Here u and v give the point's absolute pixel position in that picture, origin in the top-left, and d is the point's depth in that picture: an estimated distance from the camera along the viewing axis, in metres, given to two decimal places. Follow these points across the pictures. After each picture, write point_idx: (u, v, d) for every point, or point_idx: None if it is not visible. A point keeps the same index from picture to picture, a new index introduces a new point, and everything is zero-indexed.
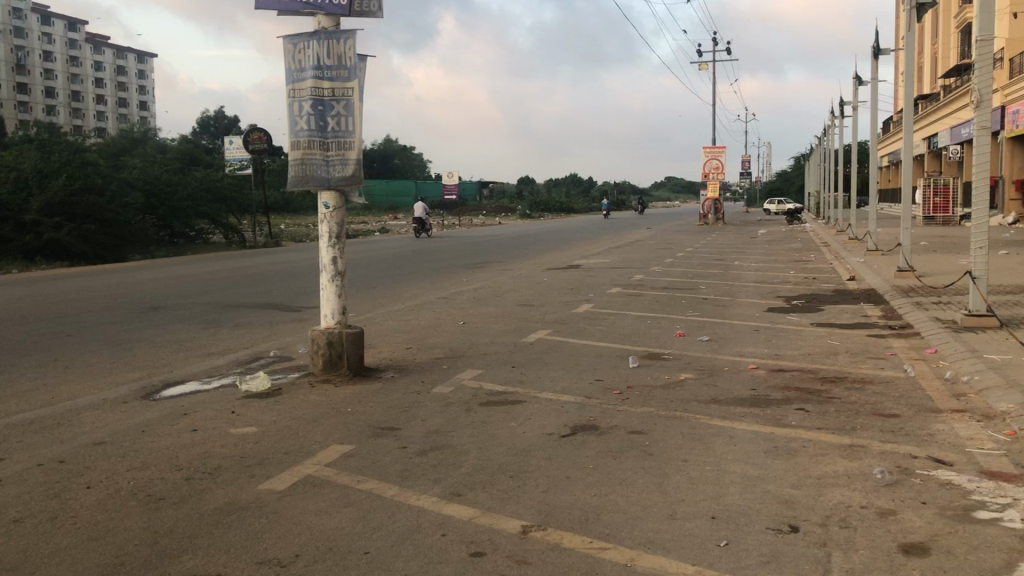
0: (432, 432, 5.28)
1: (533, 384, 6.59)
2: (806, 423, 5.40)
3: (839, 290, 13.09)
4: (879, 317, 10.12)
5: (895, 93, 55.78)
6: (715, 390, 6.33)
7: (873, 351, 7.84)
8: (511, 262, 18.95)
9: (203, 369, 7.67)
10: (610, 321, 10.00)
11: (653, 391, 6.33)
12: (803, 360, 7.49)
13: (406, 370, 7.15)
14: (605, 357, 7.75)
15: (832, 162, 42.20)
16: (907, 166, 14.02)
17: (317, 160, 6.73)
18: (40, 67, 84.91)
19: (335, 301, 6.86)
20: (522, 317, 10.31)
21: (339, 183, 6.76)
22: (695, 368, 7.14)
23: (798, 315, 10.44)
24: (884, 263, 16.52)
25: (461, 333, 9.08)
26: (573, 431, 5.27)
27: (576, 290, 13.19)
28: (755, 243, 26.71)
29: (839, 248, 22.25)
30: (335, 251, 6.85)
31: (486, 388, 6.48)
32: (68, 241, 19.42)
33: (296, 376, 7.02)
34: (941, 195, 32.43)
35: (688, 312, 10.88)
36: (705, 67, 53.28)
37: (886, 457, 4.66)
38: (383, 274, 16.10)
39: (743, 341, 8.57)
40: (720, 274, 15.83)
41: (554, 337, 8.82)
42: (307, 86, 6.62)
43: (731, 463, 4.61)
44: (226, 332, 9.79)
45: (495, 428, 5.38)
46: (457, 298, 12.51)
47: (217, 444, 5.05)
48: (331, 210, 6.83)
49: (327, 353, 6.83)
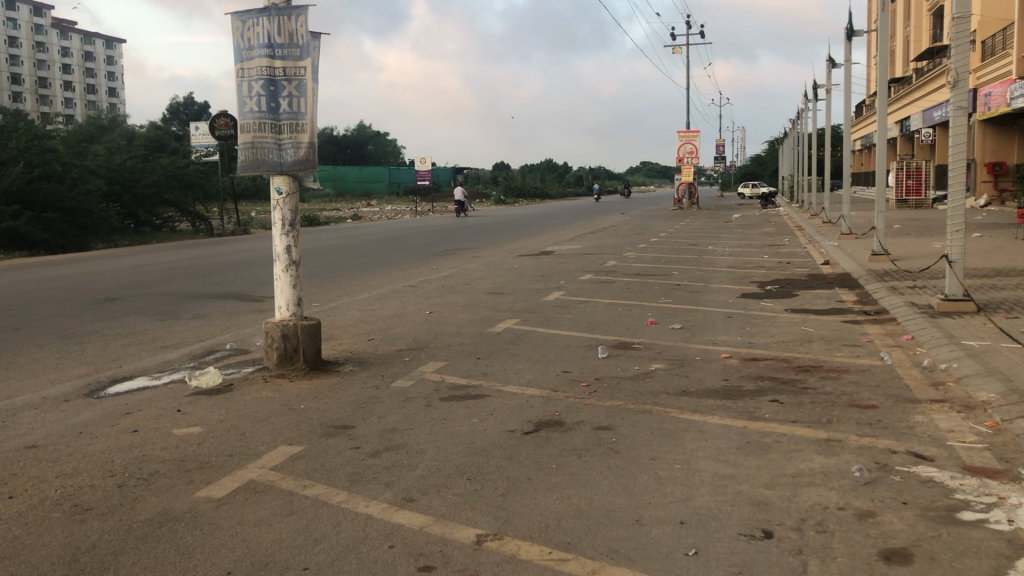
0: (387, 430, 4.99)
1: (497, 377, 6.32)
2: (780, 415, 5.17)
3: (813, 275, 12.91)
4: (853, 302, 9.92)
5: (868, 77, 55.86)
6: (685, 382, 6.08)
7: (848, 339, 7.63)
8: (483, 249, 18.63)
9: (153, 364, 7.33)
10: (579, 308, 9.75)
11: (622, 382, 6.07)
12: (777, 348, 7.26)
13: (365, 363, 6.84)
14: (574, 347, 7.49)
15: (806, 146, 42.16)
16: (882, 149, 13.84)
17: (268, 143, 6.39)
18: (5, 53, 83.28)
19: (290, 292, 6.56)
20: (490, 305, 10.03)
21: (291, 167, 6.42)
22: (666, 358, 6.89)
23: (772, 301, 10.23)
24: (859, 247, 16.38)
25: (426, 323, 8.78)
26: (536, 428, 5.00)
27: (547, 277, 12.90)
28: (729, 227, 26.53)
29: (812, 232, 22.12)
30: (289, 239, 6.53)
31: (448, 382, 6.20)
32: (27, 230, 18.91)
33: (250, 370, 6.70)
34: (914, 177, 32.45)
35: (660, 299, 10.64)
36: (679, 53, 52.99)
37: (864, 453, 4.43)
38: (351, 262, 15.72)
39: (717, 329, 8.34)
40: (693, 259, 15.62)
41: (521, 326, 8.54)
42: (257, 65, 6.28)
43: (702, 461, 4.36)
44: (183, 324, 9.43)
45: (454, 426, 5.10)
46: (425, 286, 12.20)
47: (156, 448, 4.74)
48: (284, 196, 6.50)
49: (281, 346, 6.50)
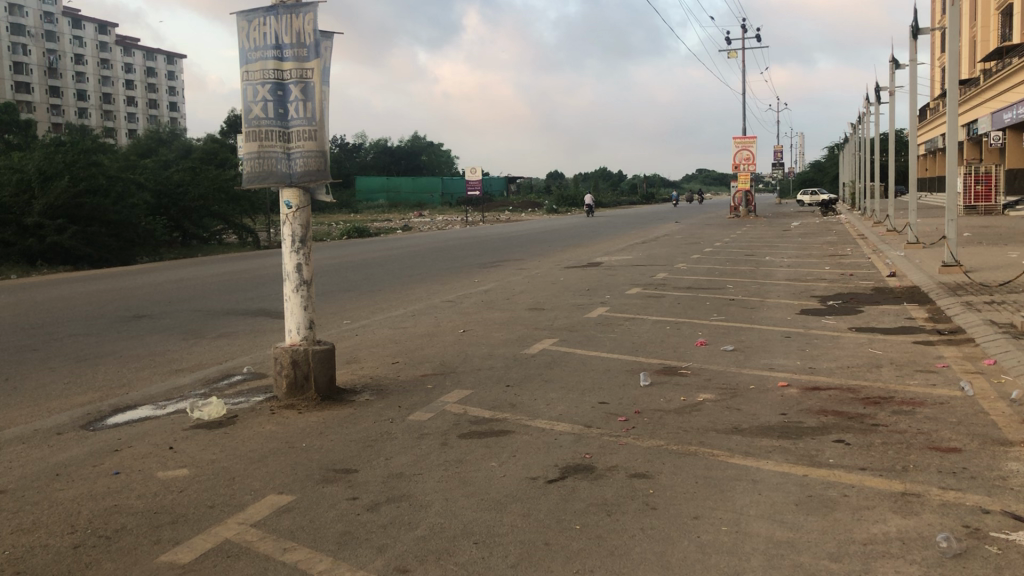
0: (392, 476, 4.41)
1: (525, 409, 5.68)
2: (846, 461, 4.45)
3: (878, 288, 12.03)
4: (925, 320, 9.08)
5: (933, 79, 54.08)
6: (737, 417, 5.37)
7: (922, 363, 6.84)
8: (529, 261, 17.98)
9: (161, 390, 6.84)
10: (624, 327, 9.06)
11: (664, 417, 5.40)
12: (841, 375, 6.50)
13: (384, 392, 6.26)
14: (613, 372, 6.82)
15: (868, 151, 40.68)
16: (953, 151, 12.87)
17: (276, 152, 5.87)
18: (71, 70, 85.19)
19: (301, 314, 6.02)
20: (528, 324, 9.41)
21: (300, 178, 5.89)
22: (715, 387, 6.19)
23: (834, 318, 9.44)
24: (927, 257, 15.39)
25: (457, 344, 8.18)
26: (562, 475, 4.36)
27: (592, 292, 12.20)
28: (789, 236, 25.46)
29: (877, 241, 21.03)
30: (300, 257, 6.00)
31: (469, 415, 5.58)
32: (72, 244, 18.81)
33: (260, 399, 6.16)
34: (983, 183, 31.07)
35: (713, 316, 9.89)
36: (734, 56, 51.78)
37: (950, 513, 3.69)
38: (391, 276, 15.21)
39: (773, 351, 7.59)
40: (749, 271, 14.83)
41: (558, 348, 7.90)
42: (263, 67, 5.77)
43: (753, 522, 3.67)
44: (204, 345, 8.97)
45: (469, 470, 4.48)
46: (463, 302, 11.60)
47: (132, 495, 4.20)
48: (294, 210, 5.96)
49: (292, 373, 5.96)
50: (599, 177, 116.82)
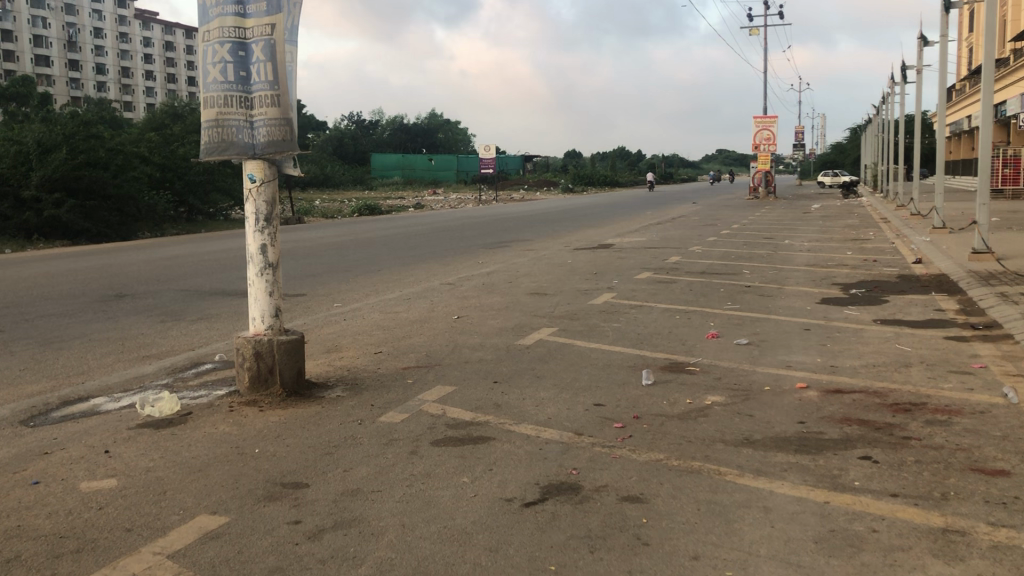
0: (347, 493, 3.82)
1: (510, 410, 5.07)
2: (873, 484, 3.82)
3: (904, 276, 11.34)
4: (956, 312, 8.40)
5: (960, 60, 52.86)
6: (749, 425, 4.73)
7: (956, 363, 6.18)
8: (538, 241, 17.32)
9: (120, 379, 6.26)
10: (630, 316, 8.42)
11: (667, 423, 4.77)
12: (866, 375, 5.86)
13: (358, 387, 5.66)
14: (613, 369, 6.19)
15: (893, 132, 39.63)
16: (987, 132, 12.10)
17: (236, 121, 5.30)
18: (89, 43, 84.95)
19: (266, 300, 5.42)
20: (528, 310, 8.77)
21: (264, 149, 5.30)
22: (726, 387, 5.55)
23: (857, 309, 8.77)
24: (955, 243, 14.65)
25: (447, 333, 7.57)
26: (543, 496, 3.75)
27: (600, 276, 11.54)
28: (808, 218, 24.69)
29: (900, 225, 20.23)
30: (265, 236, 5.39)
31: (448, 416, 4.96)
32: (69, 218, 18.30)
33: (223, 394, 5.57)
34: (1011, 166, 30.21)
35: (726, 304, 9.22)
36: (757, 32, 50.47)
37: (1002, 559, 3.06)
38: (392, 256, 14.59)
39: (791, 346, 6.94)
40: (767, 255, 14.12)
41: (557, 339, 7.27)
42: (222, 24, 5.22)
43: (763, 565, 3.06)
44: (180, 329, 8.39)
45: (437, 486, 3.89)
46: (463, 285, 10.98)
47: (43, 512, 3.63)
48: (258, 184, 5.37)
49: (255, 366, 5.36)
50: (616, 156, 115.63)
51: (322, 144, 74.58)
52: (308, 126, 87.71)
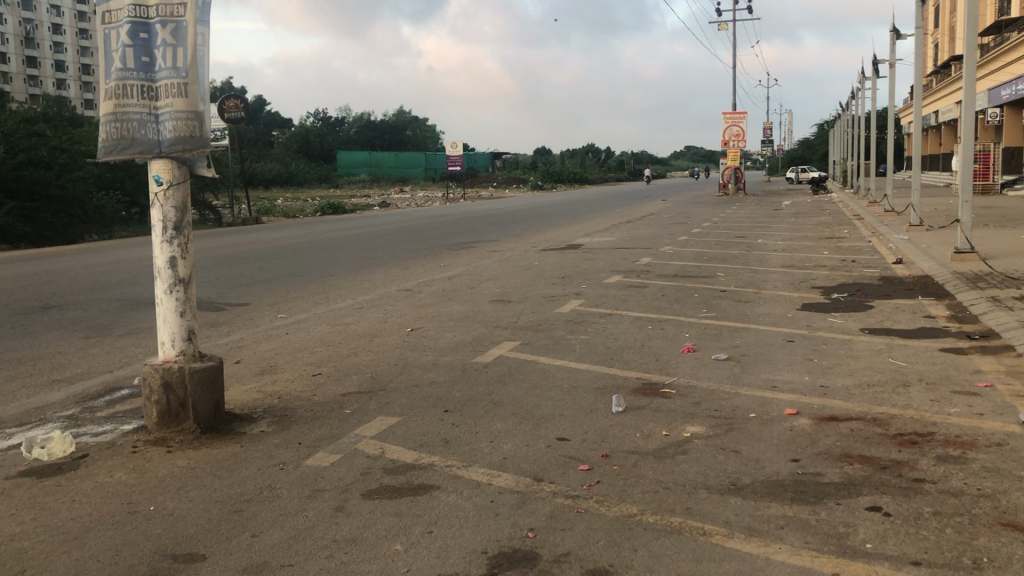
0: (250, 570, 3.11)
1: (460, 448, 4.37)
2: (888, 548, 3.16)
3: (885, 278, 10.77)
4: (948, 319, 7.82)
5: (926, 55, 52.77)
6: (735, 465, 4.07)
7: (958, 381, 5.57)
8: (505, 242, 16.62)
9: (17, 409, 5.48)
10: (600, 326, 7.74)
11: (641, 464, 4.10)
12: (862, 397, 5.23)
13: (287, 420, 4.93)
14: (580, 392, 5.50)
15: (861, 127, 39.40)
16: (970, 125, 11.55)
17: (138, 114, 4.60)
18: (48, 39, 83.07)
19: (176, 321, 4.69)
20: (489, 321, 8.08)
21: (171, 146, 4.60)
22: (706, 416, 4.89)
23: (842, 316, 8.15)
24: (933, 241, 14.15)
25: (397, 349, 6.86)
26: (491, 572, 3.06)
27: (567, 280, 10.86)
28: (779, 216, 24.17)
29: (874, 222, 19.78)
30: (174, 248, 4.66)
31: (386, 458, 4.26)
32: (7, 222, 17.33)
33: (129, 430, 4.83)
34: (980, 161, 29.88)
35: (701, 311, 8.59)
36: (725, 27, 49.96)
37: None
38: (349, 259, 13.83)
39: (775, 361, 6.29)
40: (741, 256, 13.56)
41: (518, 354, 6.57)
42: (124, 4, 4.53)
43: None
44: (104, 346, 7.58)
45: (363, 559, 3.18)
46: (421, 291, 10.27)
47: None
48: (164, 187, 4.65)
49: (163, 400, 4.63)
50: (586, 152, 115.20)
51: (288, 141, 73.30)
52: (274, 123, 86.38)
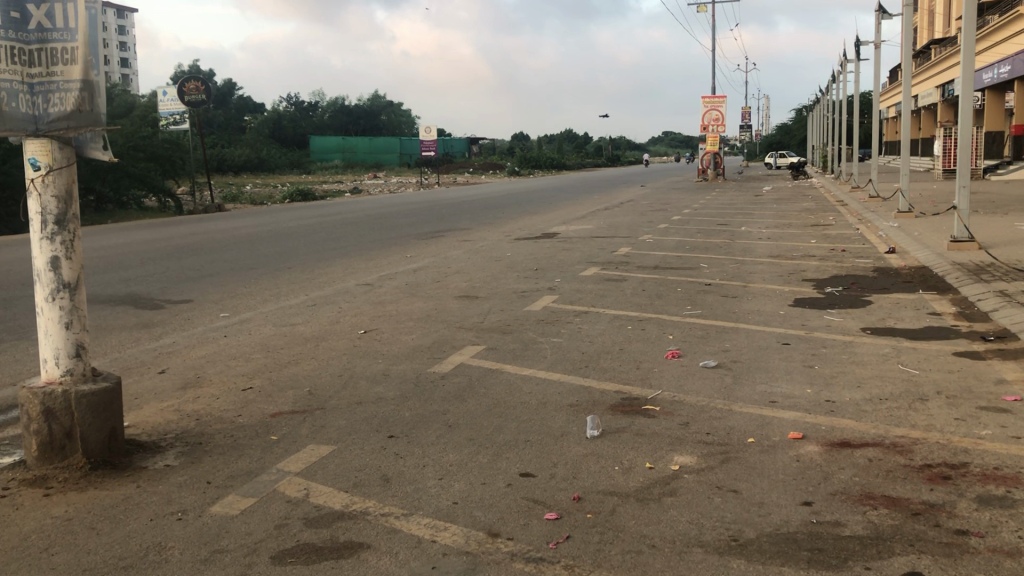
0: None
1: (402, 489, 3.60)
2: None
3: (879, 269, 10.08)
4: (956, 317, 7.12)
5: None
6: (735, 511, 3.33)
7: (984, 395, 4.84)
8: (477, 230, 15.85)
9: None
10: (573, 327, 6.98)
11: (621, 511, 3.35)
12: (876, 416, 4.51)
13: (199, 450, 4.14)
14: (550, 410, 4.73)
15: (841, 112, 38.80)
16: (967, 105, 10.85)
17: (7, 82, 3.72)
18: None
19: (61, 335, 3.88)
20: (451, 321, 7.30)
21: (53, 123, 3.79)
22: (698, 442, 4.14)
23: (839, 314, 7.42)
24: (925, 229, 13.49)
25: (344, 356, 6.06)
26: None
27: (540, 273, 10.09)
28: (761, 202, 23.52)
29: (859, 209, 19.13)
30: (56, 246, 3.85)
31: (310, 504, 3.48)
32: None
33: (5, 464, 4.01)
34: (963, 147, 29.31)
35: (686, 308, 7.84)
36: (703, 9, 49.13)
37: None
38: (309, 249, 13.00)
39: (771, 369, 5.55)
40: (723, 245, 12.85)
41: (481, 363, 5.80)
42: None
43: None
44: (16, 351, 6.74)
45: None
46: (380, 286, 9.48)
47: None
48: (42, 173, 3.84)
49: (43, 430, 3.81)
50: (563, 135, 114.02)
51: (260, 126, 71.91)
52: (246, 107, 84.82)
